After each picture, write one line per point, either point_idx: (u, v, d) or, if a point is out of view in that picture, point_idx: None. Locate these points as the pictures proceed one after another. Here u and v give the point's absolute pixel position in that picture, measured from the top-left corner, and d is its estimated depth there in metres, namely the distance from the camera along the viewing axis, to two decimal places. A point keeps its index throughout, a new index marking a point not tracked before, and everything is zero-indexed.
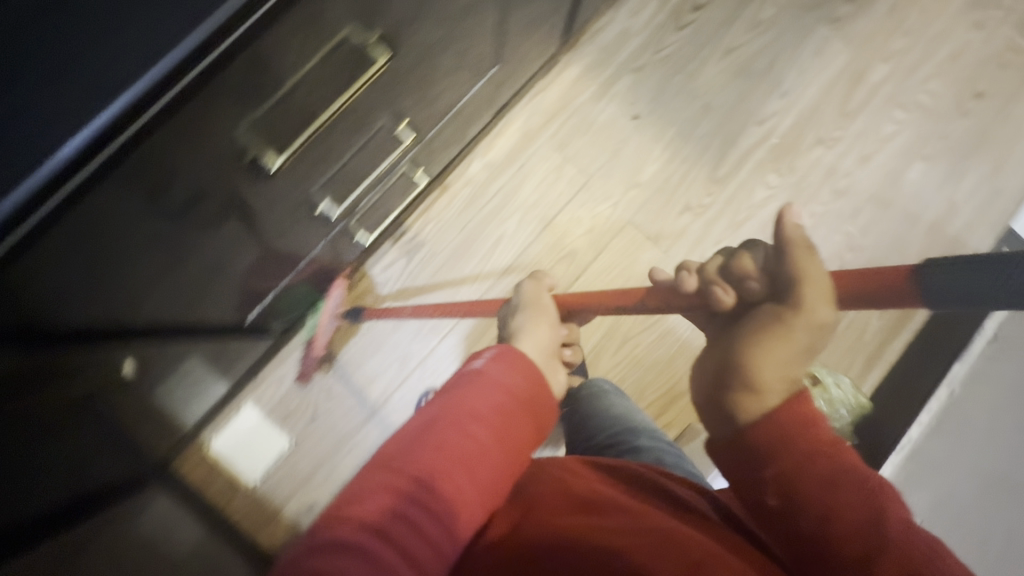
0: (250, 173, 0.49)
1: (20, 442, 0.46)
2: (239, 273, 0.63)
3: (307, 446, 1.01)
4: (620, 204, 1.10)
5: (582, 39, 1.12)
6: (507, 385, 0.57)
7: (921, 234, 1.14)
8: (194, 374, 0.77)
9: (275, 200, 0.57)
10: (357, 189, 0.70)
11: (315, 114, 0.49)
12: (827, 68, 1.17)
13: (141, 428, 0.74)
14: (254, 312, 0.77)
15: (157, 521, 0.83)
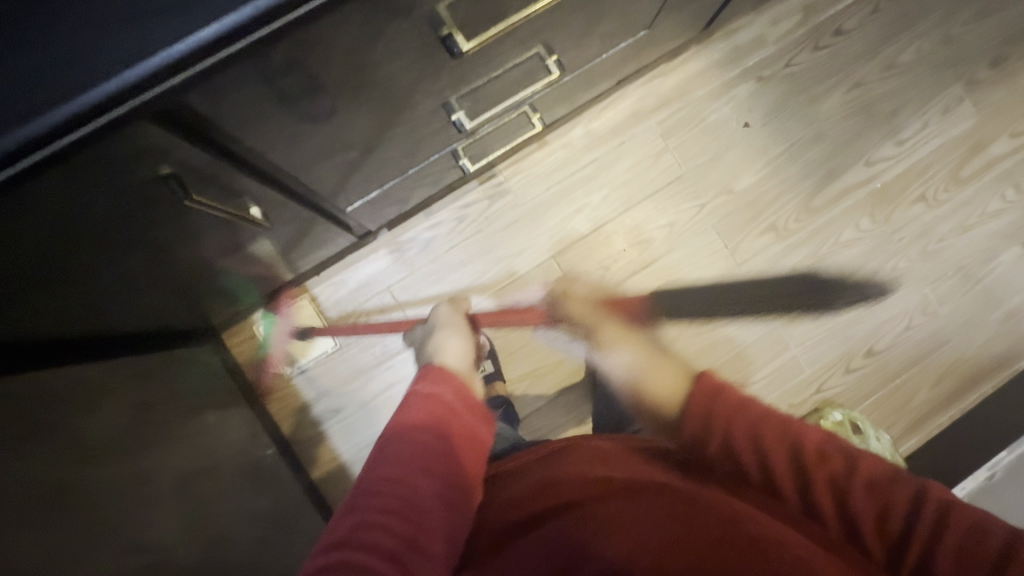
0: (440, 50, 0.52)
1: (102, 242, 0.52)
2: (337, 174, 0.67)
3: (348, 352, 1.03)
4: (708, 206, 1.09)
5: (716, 33, 1.10)
6: (434, 394, 0.67)
7: (998, 318, 1.11)
8: (278, 247, 0.80)
9: (433, 88, 0.58)
10: (489, 110, 0.70)
11: (510, 12, 0.51)
12: (952, 127, 1.13)
13: (212, 282, 0.77)
14: (355, 203, 0.79)
15: (202, 369, 0.88)
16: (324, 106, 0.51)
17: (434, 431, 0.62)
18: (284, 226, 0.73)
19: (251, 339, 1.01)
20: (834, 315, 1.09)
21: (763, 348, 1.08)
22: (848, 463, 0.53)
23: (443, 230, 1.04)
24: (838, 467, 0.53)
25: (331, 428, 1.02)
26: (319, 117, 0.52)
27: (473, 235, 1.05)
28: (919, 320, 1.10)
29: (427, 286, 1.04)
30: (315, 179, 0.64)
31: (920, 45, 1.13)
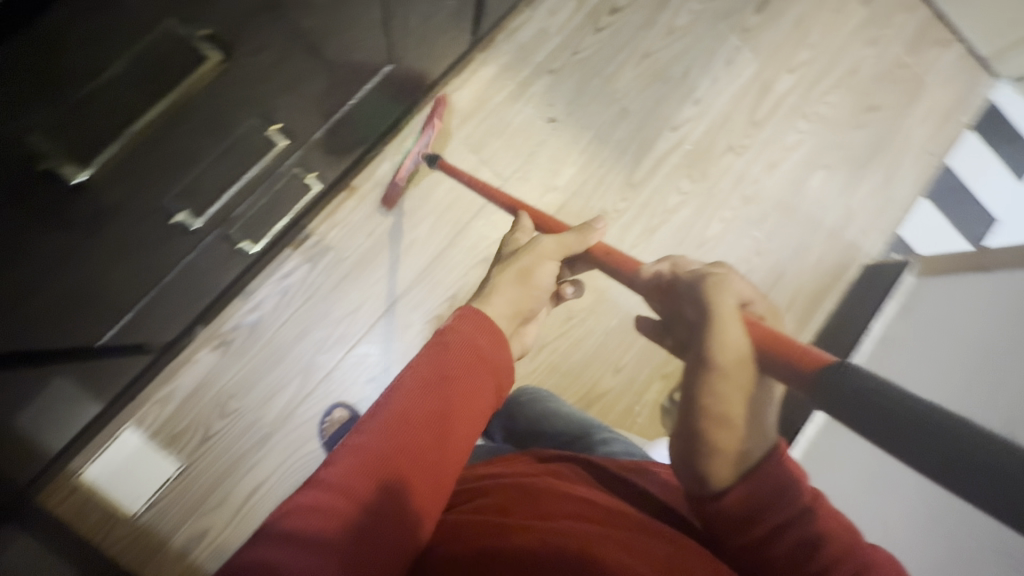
0: (48, 188, 0.42)
1: None
2: (119, 281, 0.62)
3: (199, 467, 0.93)
4: (537, 207, 1.09)
5: (498, 36, 1.09)
6: (479, 350, 0.51)
7: (820, 239, 1.20)
8: (57, 397, 0.70)
9: (117, 212, 0.52)
10: (226, 194, 0.63)
11: (128, 122, 0.43)
12: (737, 77, 1.20)
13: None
14: (111, 331, 0.69)
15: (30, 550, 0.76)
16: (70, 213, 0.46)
17: (460, 406, 0.49)
18: (37, 386, 0.62)
19: (79, 490, 0.89)
20: None
21: (625, 329, 1.11)
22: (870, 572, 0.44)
23: (269, 307, 0.96)
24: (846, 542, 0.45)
25: (201, 556, 0.91)
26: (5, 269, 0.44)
27: (303, 304, 0.97)
28: (756, 261, 1.17)
29: (267, 371, 0.95)
30: (40, 329, 0.54)
31: (691, 7, 1.18)
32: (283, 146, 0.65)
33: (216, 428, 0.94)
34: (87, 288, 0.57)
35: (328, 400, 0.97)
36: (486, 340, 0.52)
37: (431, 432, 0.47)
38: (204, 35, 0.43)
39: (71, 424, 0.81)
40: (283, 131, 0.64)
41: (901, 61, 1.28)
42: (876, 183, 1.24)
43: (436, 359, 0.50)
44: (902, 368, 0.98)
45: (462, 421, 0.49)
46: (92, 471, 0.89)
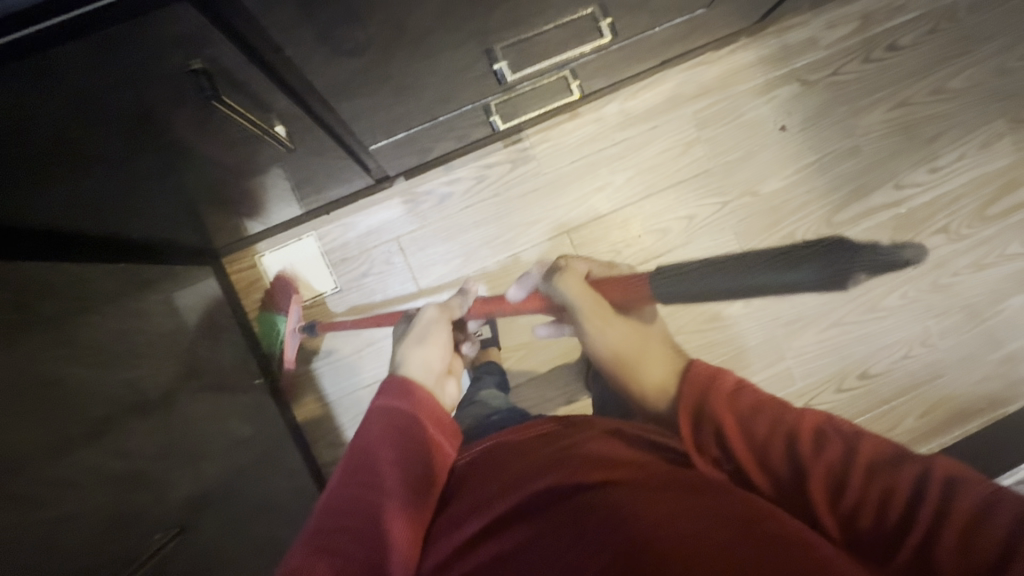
0: None
1: (153, 169, 0.53)
2: (396, 103, 0.64)
3: (347, 296, 1.02)
4: (730, 204, 1.07)
5: (769, 28, 1.06)
6: (394, 409, 0.67)
7: (995, 359, 1.11)
8: (274, 180, 0.74)
9: (455, 40, 0.54)
10: (532, 67, 0.67)
11: None
12: (988, 163, 1.11)
13: (212, 205, 0.74)
14: (381, 141, 0.75)
15: (191, 282, 0.87)
16: (358, 39, 0.47)
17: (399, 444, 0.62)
18: (307, 153, 0.69)
19: (252, 269, 1.00)
20: (834, 333, 1.09)
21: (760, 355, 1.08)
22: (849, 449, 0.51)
23: (461, 188, 1.02)
24: (834, 451, 0.51)
25: (320, 369, 1.02)
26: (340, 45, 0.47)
27: (489, 198, 1.03)
28: (917, 350, 1.10)
29: (435, 242, 1.02)
30: (344, 103, 0.59)
31: (973, 74, 1.10)
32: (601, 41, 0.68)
33: (375, 271, 1.02)
34: (371, 92, 0.58)
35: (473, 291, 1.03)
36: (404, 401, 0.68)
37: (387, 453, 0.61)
38: None
39: (278, 207, 0.88)
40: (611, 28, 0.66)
41: None
42: None
43: (364, 439, 0.64)
44: None
45: (403, 436, 0.64)
46: (269, 256, 1.00)
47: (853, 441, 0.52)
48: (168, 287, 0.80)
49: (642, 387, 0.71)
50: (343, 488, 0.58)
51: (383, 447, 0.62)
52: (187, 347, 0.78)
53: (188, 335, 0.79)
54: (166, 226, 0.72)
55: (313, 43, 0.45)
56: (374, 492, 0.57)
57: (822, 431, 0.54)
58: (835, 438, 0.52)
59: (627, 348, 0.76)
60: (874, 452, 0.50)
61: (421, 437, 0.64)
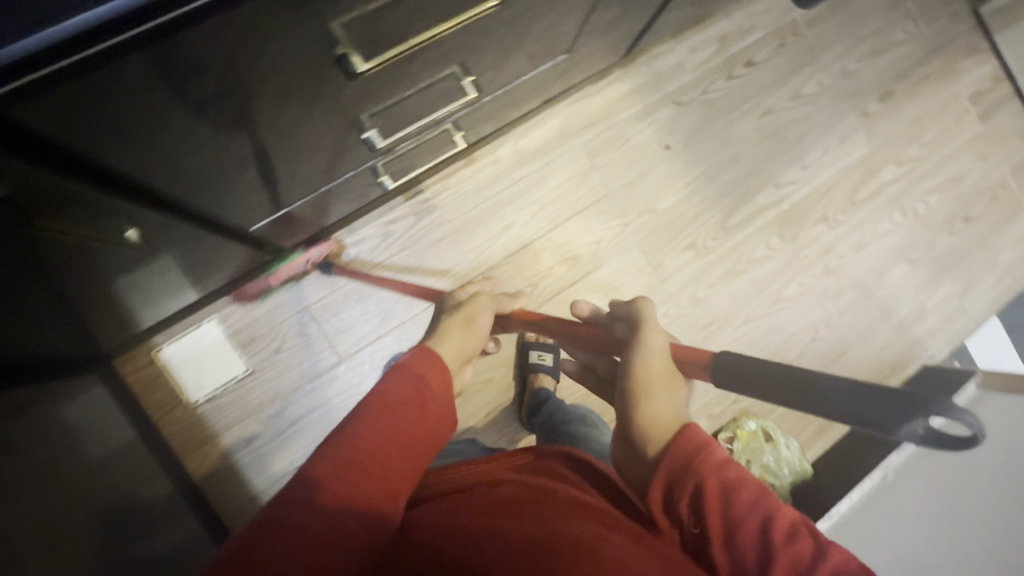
0: (334, 68, 0.46)
1: (2, 292, 0.51)
2: (272, 184, 0.63)
3: (262, 377, 0.96)
4: (632, 224, 1.12)
5: (639, 58, 1.14)
6: (421, 375, 0.58)
7: (888, 328, 1.22)
8: (158, 277, 0.73)
9: (310, 119, 0.53)
10: (405, 129, 0.67)
11: (405, 37, 0.47)
12: (847, 155, 1.23)
13: (95, 310, 0.71)
14: (261, 222, 0.74)
15: (89, 390, 0.81)
16: (225, 138, 0.49)
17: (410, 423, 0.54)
18: (185, 242, 0.66)
19: (152, 366, 0.93)
20: (748, 329, 1.15)
21: None
22: (759, 501, 0.47)
23: (368, 247, 1.01)
24: (747, 495, 0.47)
25: (242, 460, 0.95)
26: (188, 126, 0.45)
27: (398, 253, 1.02)
28: (822, 332, 1.19)
29: (349, 306, 0.99)
30: (213, 184, 0.56)
31: (821, 79, 1.23)
32: (468, 98, 0.69)
33: (288, 345, 0.97)
34: (244, 179, 0.58)
35: (394, 348, 1.00)
36: (435, 373, 0.59)
37: (396, 417, 0.53)
38: None
39: (170, 296, 0.82)
40: (474, 86, 0.68)
41: (1004, 182, 1.30)
42: (954, 289, 1.26)
43: (381, 397, 0.55)
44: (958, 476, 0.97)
45: (420, 402, 0.56)
46: (168, 349, 0.93)
47: (761, 513, 0.46)
48: (71, 395, 0.76)
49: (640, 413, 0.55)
50: (342, 439, 0.50)
51: (400, 409, 0.54)
52: (101, 459, 0.73)
53: (85, 452, 0.71)
54: (48, 337, 0.69)
55: (178, 151, 0.47)
56: (375, 454, 0.49)
57: (733, 489, 0.48)
58: (744, 508, 0.47)
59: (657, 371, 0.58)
60: (776, 526, 0.45)
61: (438, 415, 0.57)
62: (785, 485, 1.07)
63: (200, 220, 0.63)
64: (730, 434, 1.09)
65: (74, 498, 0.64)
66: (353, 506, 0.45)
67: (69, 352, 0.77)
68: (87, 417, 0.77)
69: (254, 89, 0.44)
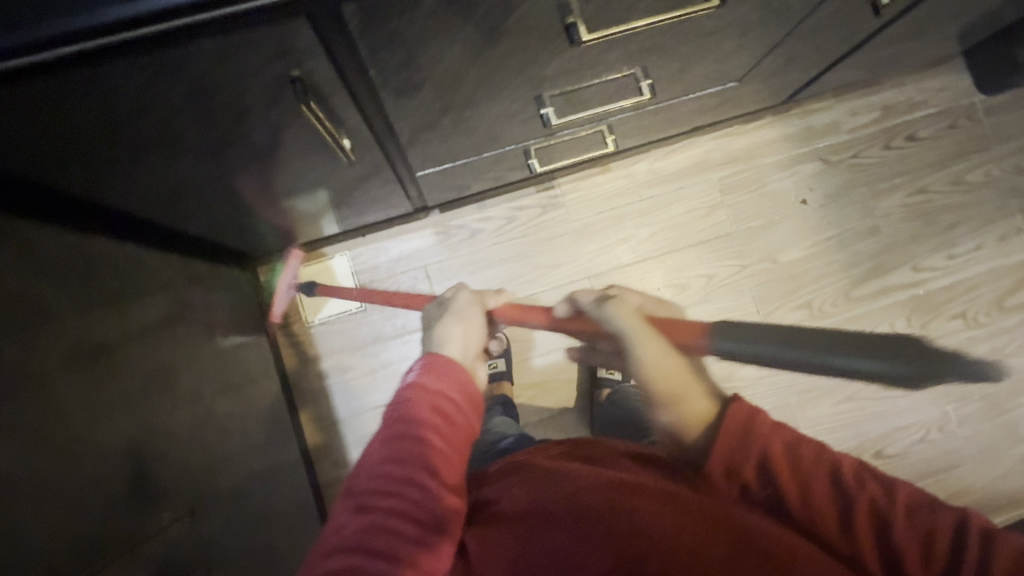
0: (559, 35, 0.51)
1: (214, 168, 0.59)
2: (450, 139, 0.70)
3: (370, 317, 1.04)
4: (748, 268, 1.10)
5: (795, 110, 1.13)
6: (440, 391, 0.64)
7: (1014, 453, 1.09)
8: (322, 199, 0.81)
9: (508, 85, 0.60)
10: (576, 115, 0.72)
11: (629, 20, 0.51)
12: (1005, 255, 1.13)
13: (263, 214, 0.80)
14: (428, 169, 0.80)
15: (226, 283, 0.90)
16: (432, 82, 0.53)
17: (440, 439, 0.60)
18: (360, 172, 0.73)
19: (283, 281, 1.04)
20: (850, 408, 1.08)
21: (773, 422, 1.07)
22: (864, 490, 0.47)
23: (491, 225, 1.07)
24: (854, 484, 0.48)
25: (333, 386, 1.03)
26: (413, 75, 0.51)
27: (517, 238, 1.07)
28: (933, 434, 1.08)
29: (461, 274, 1.06)
30: (405, 128, 0.63)
31: (990, 170, 1.15)
32: (639, 100, 0.73)
33: (399, 294, 1.05)
34: (434, 127, 0.65)
35: None
36: (451, 387, 0.65)
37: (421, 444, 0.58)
38: None
39: (314, 225, 0.92)
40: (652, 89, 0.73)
41: None
42: None
43: (401, 422, 0.60)
44: None
45: (439, 422, 0.61)
46: (300, 270, 1.04)
47: (833, 475, 0.49)
48: (215, 284, 0.86)
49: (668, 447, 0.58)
50: (375, 473, 0.55)
51: (421, 433, 0.59)
52: (225, 347, 0.82)
53: (220, 335, 0.82)
54: (219, 225, 0.78)
55: (381, 88, 0.52)
56: (408, 482, 0.55)
57: (808, 467, 0.50)
58: (815, 475, 0.49)
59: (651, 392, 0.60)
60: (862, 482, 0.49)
61: (459, 432, 0.63)
62: None
63: (384, 154, 0.69)
64: None
65: (207, 371, 0.74)
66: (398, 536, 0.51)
67: (223, 244, 0.87)
68: (221, 309, 0.86)
69: (479, 57, 0.51)
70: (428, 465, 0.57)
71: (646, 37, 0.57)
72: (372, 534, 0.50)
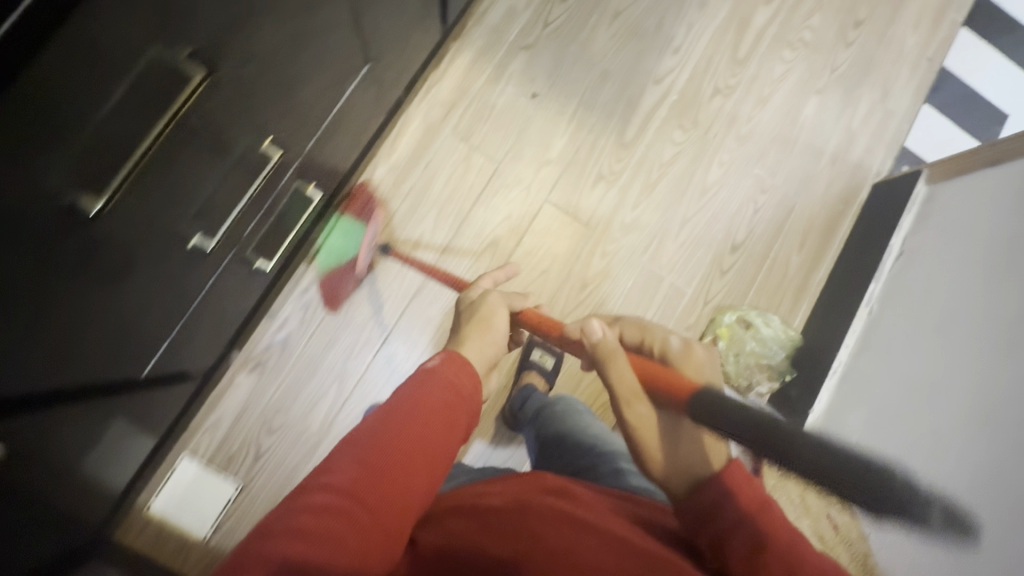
0: (71, 220, 0.40)
1: None
2: (128, 329, 0.59)
3: (256, 485, 0.96)
4: (533, 185, 1.09)
5: (468, 23, 1.10)
6: (449, 385, 0.60)
7: (824, 166, 1.19)
8: (87, 457, 0.70)
9: (114, 264, 0.50)
10: (231, 216, 0.62)
11: (136, 147, 0.42)
12: (714, 18, 1.18)
13: (40, 526, 0.67)
14: (149, 363, 0.69)
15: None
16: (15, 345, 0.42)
17: (435, 431, 0.55)
18: (75, 423, 0.60)
19: (149, 524, 0.93)
20: (689, 230, 1.13)
21: (642, 288, 1.10)
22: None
23: (294, 324, 1.00)
24: None
25: None
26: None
27: (325, 316, 1.01)
28: (762, 199, 1.16)
29: (301, 387, 0.99)
30: (59, 371, 0.50)
31: None
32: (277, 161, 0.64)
33: (265, 447, 0.97)
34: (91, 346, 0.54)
35: (365, 404, 1.01)
36: (464, 385, 0.61)
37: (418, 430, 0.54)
38: (186, 54, 0.42)
39: (132, 454, 0.83)
40: (274, 145, 0.63)
41: None
42: (874, 99, 1.22)
43: (413, 409, 0.56)
44: (927, 272, 0.96)
45: (440, 415, 0.57)
46: (158, 503, 0.93)
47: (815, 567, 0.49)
48: None
49: (653, 450, 0.67)
50: (376, 436, 0.52)
51: (433, 421, 0.56)
52: None
53: None
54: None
55: None
56: (400, 464, 0.51)
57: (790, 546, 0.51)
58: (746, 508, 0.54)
59: (648, 421, 0.70)
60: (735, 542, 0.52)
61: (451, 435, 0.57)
62: (782, 360, 1.05)
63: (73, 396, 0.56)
64: (711, 337, 1.06)
65: None
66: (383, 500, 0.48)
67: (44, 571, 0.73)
68: None
69: (66, 284, 0.44)
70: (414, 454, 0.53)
71: (211, 134, 0.51)
72: (348, 502, 0.46)
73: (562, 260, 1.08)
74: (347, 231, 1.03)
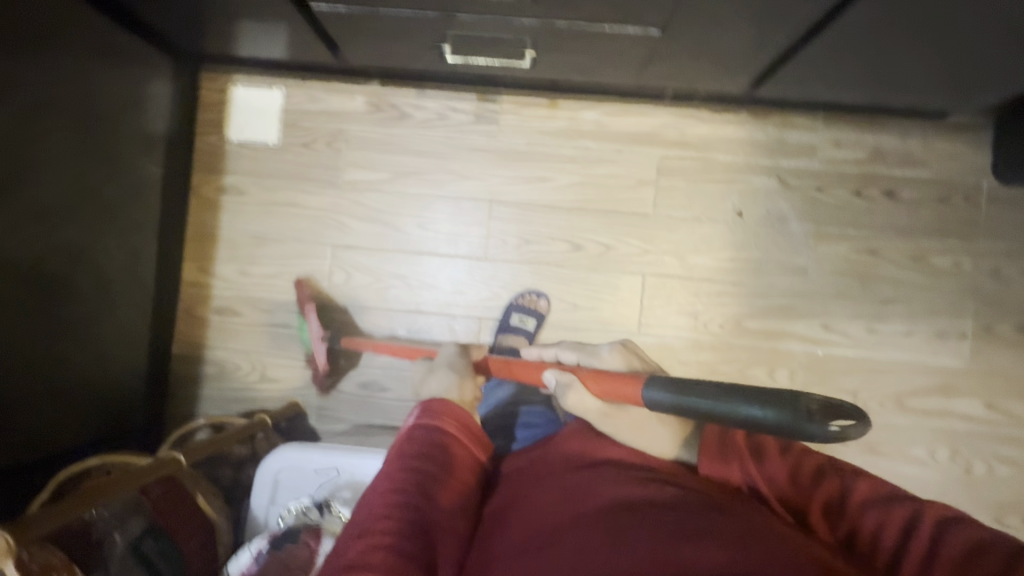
0: None
1: None
2: None
3: (283, 156, 1.08)
4: (651, 256, 1.05)
5: (774, 118, 1.05)
6: (443, 426, 0.74)
7: None
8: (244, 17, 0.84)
9: None
10: None
11: None
12: (933, 355, 1.02)
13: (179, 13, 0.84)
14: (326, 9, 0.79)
15: (153, 73, 0.94)
16: None
17: (444, 461, 0.69)
18: None
19: (221, 93, 1.09)
20: None
21: None
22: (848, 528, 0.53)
23: (422, 115, 1.07)
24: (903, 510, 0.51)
25: (228, 204, 1.08)
26: None
27: (440, 135, 1.07)
28: None
29: (373, 148, 1.08)
30: None
31: (960, 261, 1.03)
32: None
33: (315, 146, 1.08)
34: None
35: (382, 204, 1.08)
36: (453, 427, 0.74)
37: (439, 464, 0.68)
38: None
39: (268, 49, 0.98)
40: None
41: None
42: None
43: (443, 461, 0.69)
44: None
45: (450, 449, 0.71)
46: (239, 92, 1.08)
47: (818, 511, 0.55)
48: (139, 80, 0.91)
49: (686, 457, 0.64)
50: (400, 478, 0.65)
51: (445, 448, 0.71)
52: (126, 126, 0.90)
53: (135, 116, 0.91)
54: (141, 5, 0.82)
55: None
56: (408, 492, 0.63)
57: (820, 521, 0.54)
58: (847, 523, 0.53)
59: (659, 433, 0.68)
60: (824, 477, 0.57)
61: (466, 463, 0.72)
62: None
63: None
64: None
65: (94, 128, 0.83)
66: (444, 532, 0.63)
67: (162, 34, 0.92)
68: (141, 94, 0.92)
69: None
70: (424, 478, 0.65)
71: None
72: (409, 523, 0.60)
73: (592, 316, 1.05)
74: (611, 167, 1.06)
